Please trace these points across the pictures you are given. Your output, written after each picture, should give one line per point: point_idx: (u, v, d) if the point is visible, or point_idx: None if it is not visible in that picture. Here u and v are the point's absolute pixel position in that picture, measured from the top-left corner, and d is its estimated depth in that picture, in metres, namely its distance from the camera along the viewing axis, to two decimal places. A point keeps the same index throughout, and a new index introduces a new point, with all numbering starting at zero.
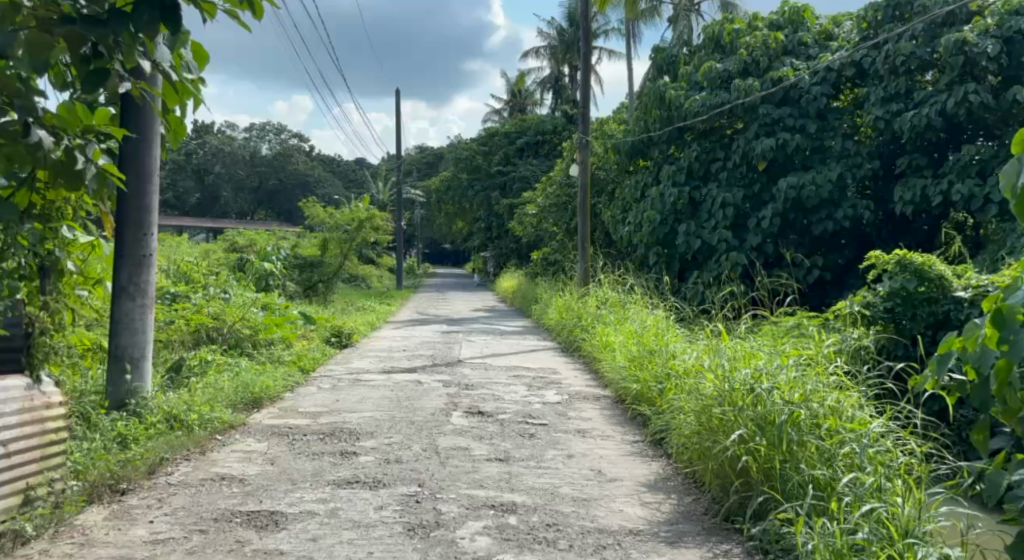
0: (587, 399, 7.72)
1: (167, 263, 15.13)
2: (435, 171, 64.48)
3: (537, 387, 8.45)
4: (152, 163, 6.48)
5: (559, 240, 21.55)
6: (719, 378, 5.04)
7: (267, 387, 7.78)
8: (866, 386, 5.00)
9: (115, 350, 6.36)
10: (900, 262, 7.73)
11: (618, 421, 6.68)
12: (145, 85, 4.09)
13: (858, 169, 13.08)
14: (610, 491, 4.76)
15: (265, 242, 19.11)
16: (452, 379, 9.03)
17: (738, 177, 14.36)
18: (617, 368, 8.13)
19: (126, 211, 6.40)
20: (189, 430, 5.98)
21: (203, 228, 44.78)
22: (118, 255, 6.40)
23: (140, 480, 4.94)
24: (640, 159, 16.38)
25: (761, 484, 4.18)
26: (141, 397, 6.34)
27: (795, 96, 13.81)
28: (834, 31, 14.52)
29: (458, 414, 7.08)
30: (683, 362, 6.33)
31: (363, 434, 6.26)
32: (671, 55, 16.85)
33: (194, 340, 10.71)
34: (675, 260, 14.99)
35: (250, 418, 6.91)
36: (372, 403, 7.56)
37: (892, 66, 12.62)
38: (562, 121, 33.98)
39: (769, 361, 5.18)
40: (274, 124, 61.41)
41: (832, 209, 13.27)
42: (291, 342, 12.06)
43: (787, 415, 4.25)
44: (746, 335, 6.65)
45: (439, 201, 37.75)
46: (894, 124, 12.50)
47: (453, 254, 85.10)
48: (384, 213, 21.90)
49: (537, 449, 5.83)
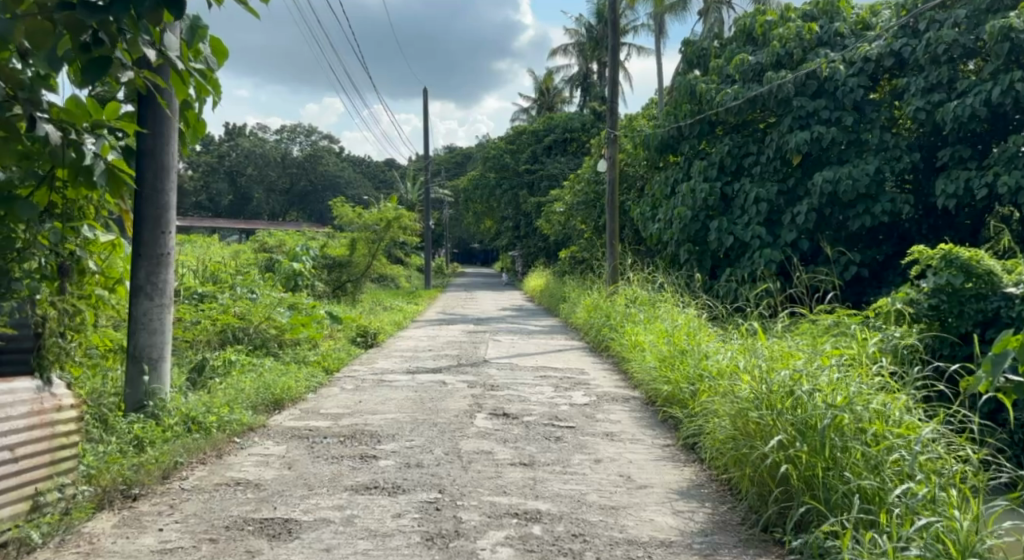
0: (616, 401, 7.47)
1: (195, 263, 15.13)
2: (464, 171, 64.47)
3: (564, 388, 8.22)
4: (170, 159, 6.31)
5: (588, 239, 21.28)
6: (756, 379, 4.76)
7: (288, 388, 7.63)
8: (913, 388, 4.70)
9: (133, 351, 6.21)
10: (946, 257, 7.41)
11: (648, 424, 6.43)
12: (152, 75, 3.93)
13: (896, 162, 12.69)
14: (640, 499, 4.53)
15: (294, 242, 19.08)
16: (477, 380, 8.83)
17: (771, 172, 13.98)
18: (646, 368, 7.85)
19: (143, 207, 6.26)
20: (207, 432, 5.85)
21: (234, 229, 45.08)
22: (135, 253, 6.26)
23: (154, 485, 4.80)
24: (670, 154, 16.07)
25: (802, 493, 3.90)
26: (159, 400, 6.20)
27: (831, 88, 13.46)
28: (871, 20, 14.14)
29: (482, 416, 6.88)
30: (716, 362, 6.07)
31: (384, 437, 6.08)
32: (701, 49, 16.52)
33: (220, 340, 10.62)
34: (707, 257, 14.75)
35: (271, 420, 6.77)
36: (395, 405, 7.39)
37: (933, 55, 12.25)
38: (590, 118, 33.69)
39: (809, 363, 4.91)
40: (305, 126, 61.80)
41: (869, 204, 12.85)
42: (318, 342, 11.96)
43: (829, 420, 3.98)
44: (785, 334, 6.37)
45: (468, 200, 37.63)
46: (935, 115, 12.13)
47: (483, 254, 85.30)
48: (413, 213, 21.78)
49: (564, 453, 5.60)
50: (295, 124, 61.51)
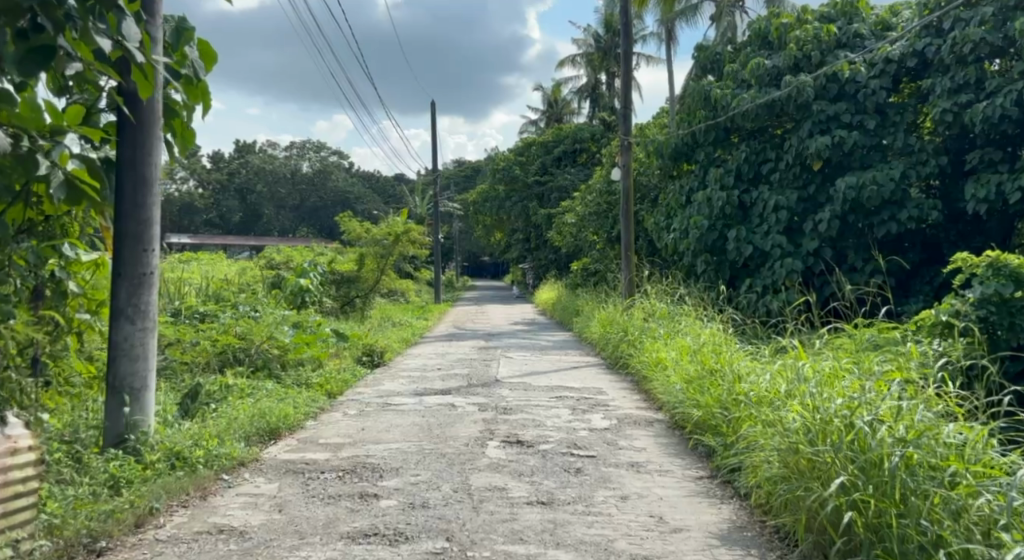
0: (638, 424, 6.93)
1: (198, 281, 14.70)
2: (473, 184, 64.14)
3: (581, 411, 7.65)
4: (152, 170, 5.80)
5: (600, 249, 20.72)
6: (808, 409, 4.18)
7: (285, 415, 7.09)
8: (985, 414, 4.11)
9: (113, 381, 5.67)
10: (993, 266, 6.85)
11: (675, 451, 5.89)
12: (105, 66, 3.43)
13: (922, 166, 12.16)
14: (676, 546, 3.97)
15: (302, 258, 18.65)
16: (487, 403, 8.27)
17: (791, 178, 13.41)
18: (671, 390, 7.27)
19: (125, 223, 5.74)
20: (192, 469, 5.30)
21: (245, 246, 44.81)
22: (116, 274, 5.72)
23: (124, 537, 4.26)
24: (684, 162, 15.50)
25: (871, 546, 3.35)
26: (141, 433, 5.65)
27: (852, 91, 12.96)
28: (892, 20, 13.59)
29: (494, 445, 6.32)
30: (754, 385, 5.49)
31: (386, 472, 5.52)
32: (715, 53, 16.00)
33: (219, 362, 10.12)
34: (725, 267, 14.17)
35: (265, 452, 6.23)
36: (400, 432, 6.84)
37: (959, 54, 11.71)
38: (599, 129, 33.19)
39: (861, 387, 4.33)
40: (314, 143, 61.66)
41: (895, 210, 12.30)
42: (323, 362, 11.34)
43: (899, 457, 3.41)
44: (828, 353, 5.77)
45: (477, 212, 37.19)
46: (963, 117, 11.59)
47: (494, 265, 85.08)
48: (422, 227, 21.31)
49: (585, 489, 5.04)
50: (304, 140, 61.36)
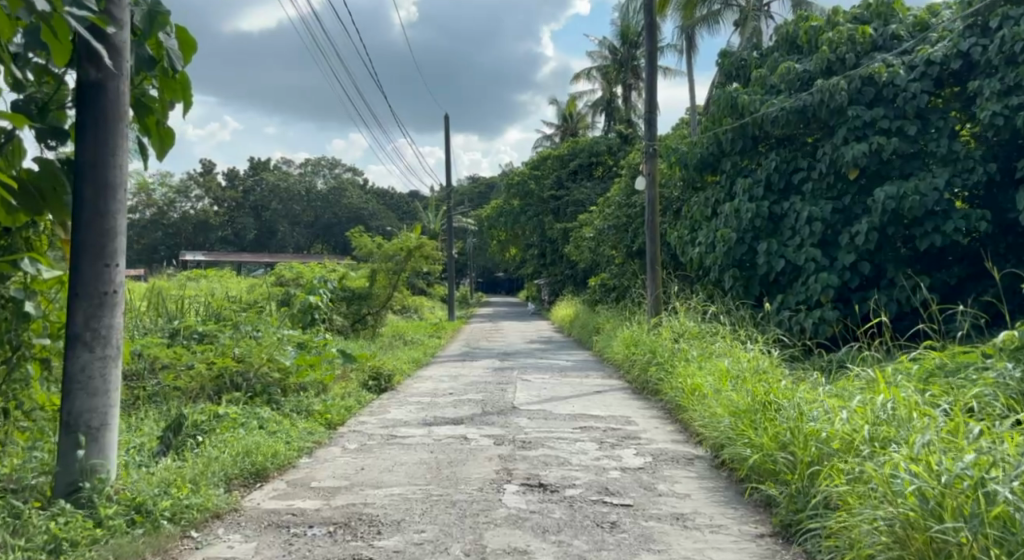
0: (677, 463, 6.04)
1: (199, 299, 13.93)
2: (487, 201, 63.45)
3: (609, 446, 6.75)
4: (117, 173, 4.96)
5: (618, 266, 19.95)
6: (919, 468, 3.55)
7: (274, 453, 6.22)
8: None
9: (66, 417, 4.83)
10: None
11: (727, 502, 4.99)
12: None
13: (968, 174, 11.19)
14: None
15: (312, 274, 17.80)
16: (504, 435, 7.38)
17: (824, 189, 12.52)
18: (714, 424, 6.38)
19: (82, 234, 4.88)
20: (154, 525, 4.46)
21: (259, 265, 44.17)
22: (71, 294, 4.87)
23: None
24: (710, 172, 14.60)
25: None
26: (99, 481, 4.81)
27: (890, 95, 11.90)
28: (931, 21, 12.62)
29: (511, 490, 5.43)
30: (827, 426, 4.66)
31: (385, 527, 4.66)
32: (740, 59, 15.12)
33: (215, 387, 9.28)
34: (755, 281, 13.23)
35: (247, 498, 5.39)
36: (405, 473, 5.97)
37: (1008, 54, 10.75)
38: (616, 141, 32.17)
39: (978, 439, 3.71)
40: (329, 159, 61.21)
41: (940, 221, 11.35)
42: (327, 387, 10.39)
43: None
44: (903, 385, 4.94)
45: (491, 228, 36.38)
46: (1016, 121, 10.62)
47: (508, 281, 84.34)
48: (435, 241, 20.51)
49: (623, 552, 4.15)
50: (317, 157, 60.92)
